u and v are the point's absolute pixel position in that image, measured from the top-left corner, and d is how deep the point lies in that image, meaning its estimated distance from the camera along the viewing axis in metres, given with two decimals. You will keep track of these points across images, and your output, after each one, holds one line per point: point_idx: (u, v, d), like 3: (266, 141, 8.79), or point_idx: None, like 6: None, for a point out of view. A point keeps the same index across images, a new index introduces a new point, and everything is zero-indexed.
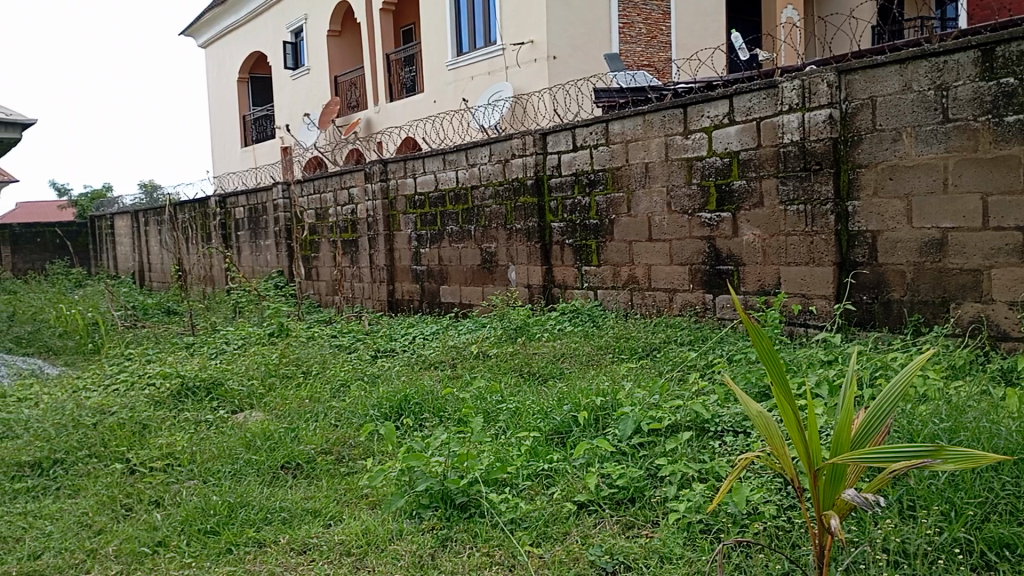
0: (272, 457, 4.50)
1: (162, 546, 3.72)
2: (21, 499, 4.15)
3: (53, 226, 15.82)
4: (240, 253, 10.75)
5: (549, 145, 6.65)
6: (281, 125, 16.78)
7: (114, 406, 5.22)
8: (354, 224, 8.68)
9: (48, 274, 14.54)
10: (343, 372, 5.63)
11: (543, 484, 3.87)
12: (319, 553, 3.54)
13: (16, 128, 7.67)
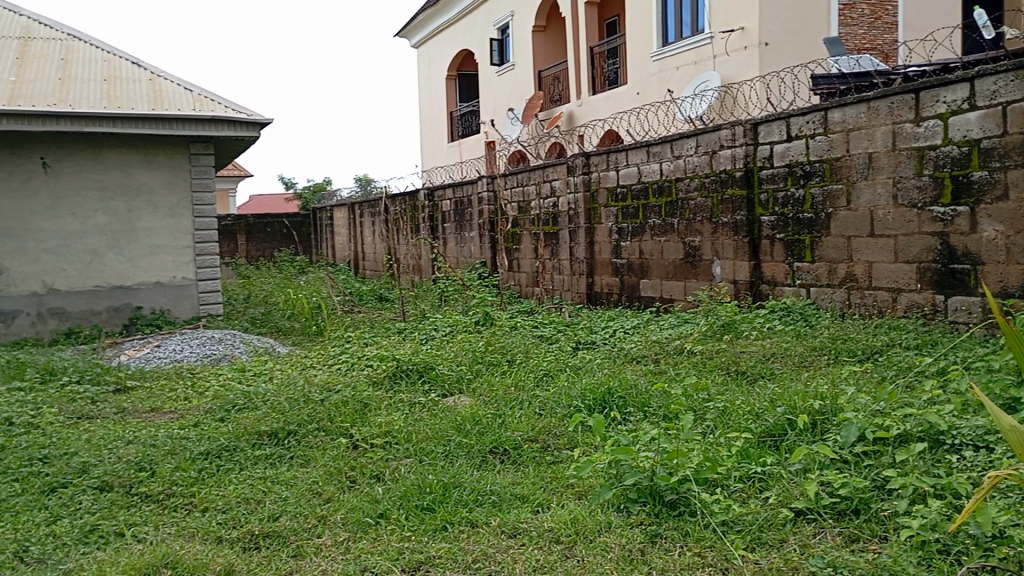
0: (481, 441, 4.65)
1: (383, 518, 3.96)
2: (261, 465, 4.57)
3: (280, 217, 17.32)
4: (445, 243, 11.22)
5: (760, 135, 6.41)
6: (486, 120, 17.36)
7: (339, 384, 5.63)
8: (555, 216, 8.81)
9: (275, 260, 15.94)
10: (547, 362, 5.73)
11: (756, 487, 3.73)
12: (529, 539, 3.62)
13: (255, 127, 8.40)
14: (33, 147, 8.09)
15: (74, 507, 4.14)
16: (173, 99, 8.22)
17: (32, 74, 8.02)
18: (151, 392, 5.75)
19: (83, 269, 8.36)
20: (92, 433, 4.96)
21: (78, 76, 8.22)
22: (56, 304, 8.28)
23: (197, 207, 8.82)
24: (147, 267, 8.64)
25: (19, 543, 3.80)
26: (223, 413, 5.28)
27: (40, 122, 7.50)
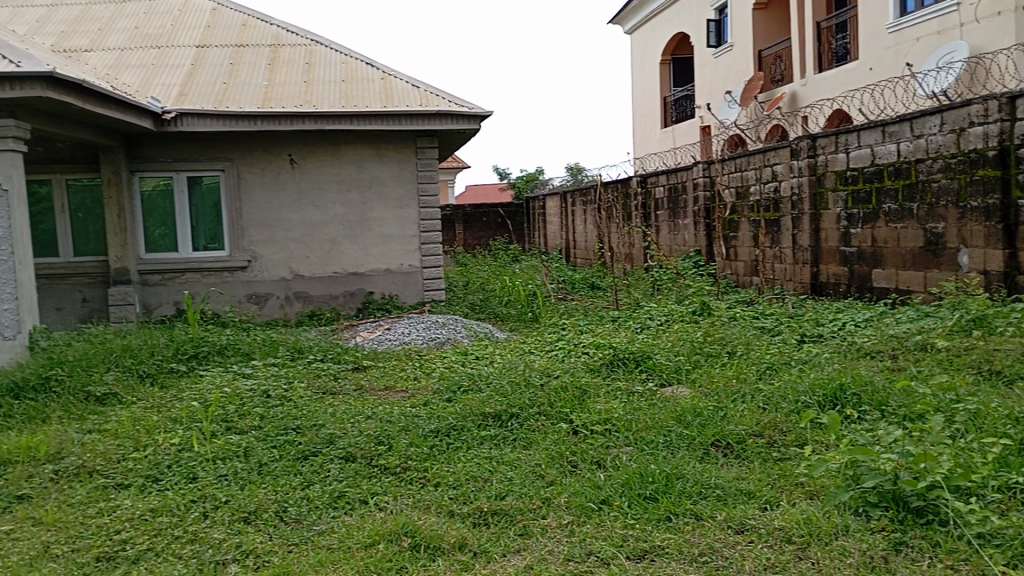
0: (703, 433, 4.55)
1: (606, 504, 3.99)
2: (487, 445, 4.76)
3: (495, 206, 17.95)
4: (659, 231, 11.11)
5: (1019, 110, 5.75)
6: (702, 104, 16.97)
7: (557, 369, 5.75)
8: (776, 203, 8.44)
9: (489, 248, 16.54)
10: (769, 355, 5.52)
11: (1019, 500, 3.37)
12: (758, 536, 3.51)
13: (477, 120, 8.69)
14: (282, 146, 8.91)
15: (324, 474, 4.55)
16: (402, 96, 8.71)
17: (281, 78, 8.82)
18: (385, 372, 6.18)
19: (323, 257, 9.13)
20: (336, 408, 5.41)
21: (320, 78, 8.93)
22: (301, 288, 9.11)
23: (422, 198, 9.29)
24: (378, 255, 9.26)
25: (279, 504, 4.25)
26: (450, 394, 5.56)
27: (287, 122, 8.24)
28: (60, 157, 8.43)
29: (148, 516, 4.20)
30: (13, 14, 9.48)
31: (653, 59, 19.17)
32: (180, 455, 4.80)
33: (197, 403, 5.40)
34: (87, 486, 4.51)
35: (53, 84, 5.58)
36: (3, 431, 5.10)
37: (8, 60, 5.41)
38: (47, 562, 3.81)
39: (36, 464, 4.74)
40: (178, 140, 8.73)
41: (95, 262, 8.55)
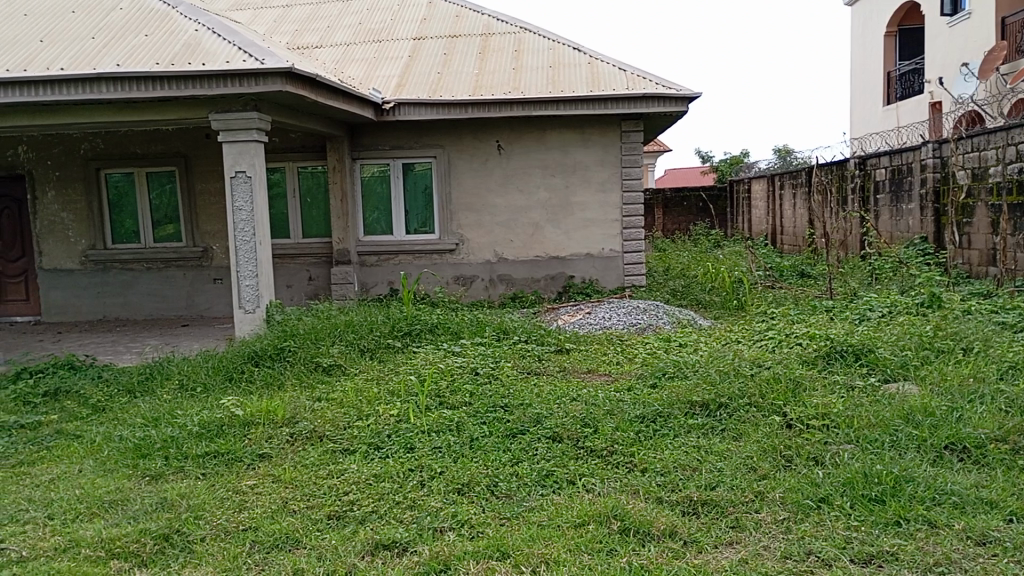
0: (935, 435, 4.20)
1: (825, 502, 3.79)
2: (695, 433, 4.68)
3: (698, 189, 17.56)
4: (878, 217, 10.39)
5: None
6: (933, 79, 15.63)
7: (769, 360, 5.54)
8: (1021, 184, 7.55)
9: (690, 233, 16.21)
10: (1014, 354, 5.01)
11: None
12: (1004, 550, 3.22)
13: (684, 102, 8.48)
14: (491, 132, 9.18)
15: (531, 453, 4.65)
16: (609, 80, 8.69)
17: (492, 66, 9.08)
18: (588, 355, 6.22)
19: (527, 241, 9.35)
20: (542, 388, 5.52)
21: (529, 65, 9.10)
22: (505, 271, 9.40)
23: (626, 182, 9.24)
24: (580, 239, 9.35)
25: (491, 478, 4.40)
26: (655, 379, 5.51)
27: (496, 109, 8.47)
28: (292, 146, 9.17)
29: (372, 481, 4.49)
30: (255, 16, 10.41)
31: (877, 32, 17.91)
32: (398, 426, 5.09)
33: (414, 377, 5.72)
34: (318, 449, 4.90)
35: (290, 79, 6.05)
36: (246, 394, 5.65)
37: (254, 59, 5.94)
38: (286, 516, 4.20)
39: (274, 425, 5.20)
40: (395, 128, 9.22)
41: (320, 244, 9.26)
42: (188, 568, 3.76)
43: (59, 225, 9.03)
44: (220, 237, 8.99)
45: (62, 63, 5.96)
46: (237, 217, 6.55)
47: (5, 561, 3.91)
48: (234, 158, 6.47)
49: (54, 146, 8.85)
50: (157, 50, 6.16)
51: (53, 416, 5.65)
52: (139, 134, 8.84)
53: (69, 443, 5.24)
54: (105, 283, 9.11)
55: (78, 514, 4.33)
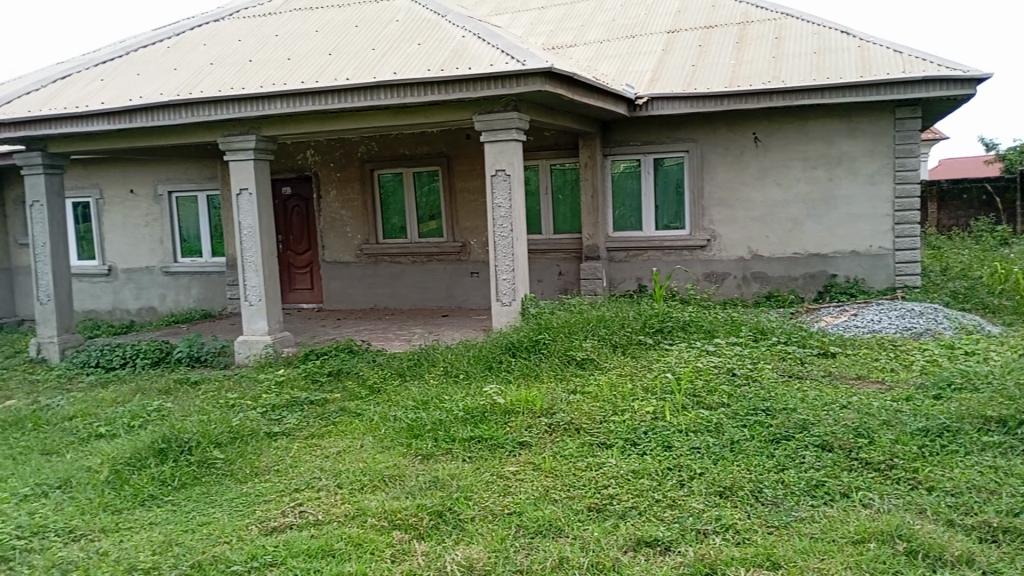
0: None
1: None
2: (991, 453, 4.21)
3: (982, 180, 15.85)
4: None
5: None
6: None
7: None
8: None
9: (970, 229, 14.67)
10: None
11: None
12: None
13: (972, 85, 7.63)
14: (747, 124, 8.88)
15: (798, 460, 4.42)
16: (881, 64, 8.05)
17: (749, 56, 8.76)
18: (856, 360, 5.82)
19: (784, 237, 8.95)
20: (806, 393, 5.24)
21: (790, 52, 8.67)
22: (759, 268, 9.07)
23: (899, 173, 8.53)
24: (844, 235, 8.79)
25: (755, 483, 4.24)
26: (938, 390, 5.02)
27: (754, 99, 8.17)
28: (545, 144, 9.44)
29: (630, 476, 4.50)
30: (513, 19, 10.82)
31: None
32: (655, 423, 5.05)
33: (670, 375, 5.66)
34: (576, 441, 4.99)
35: (551, 78, 6.20)
36: (505, 383, 5.90)
37: (517, 60, 6.17)
38: (549, 504, 4.32)
39: (534, 415, 5.37)
40: (647, 123, 9.18)
41: (570, 239, 9.46)
42: (461, 545, 3.98)
43: (339, 221, 9.97)
44: (477, 232, 9.45)
45: (347, 74, 6.54)
46: (497, 214, 6.84)
47: (306, 522, 4.38)
48: (495, 157, 6.76)
49: (337, 150, 9.80)
50: (428, 57, 6.58)
51: (337, 395, 6.25)
52: (407, 137, 9.52)
53: (352, 420, 5.77)
54: (376, 275, 9.93)
55: (363, 485, 4.75)
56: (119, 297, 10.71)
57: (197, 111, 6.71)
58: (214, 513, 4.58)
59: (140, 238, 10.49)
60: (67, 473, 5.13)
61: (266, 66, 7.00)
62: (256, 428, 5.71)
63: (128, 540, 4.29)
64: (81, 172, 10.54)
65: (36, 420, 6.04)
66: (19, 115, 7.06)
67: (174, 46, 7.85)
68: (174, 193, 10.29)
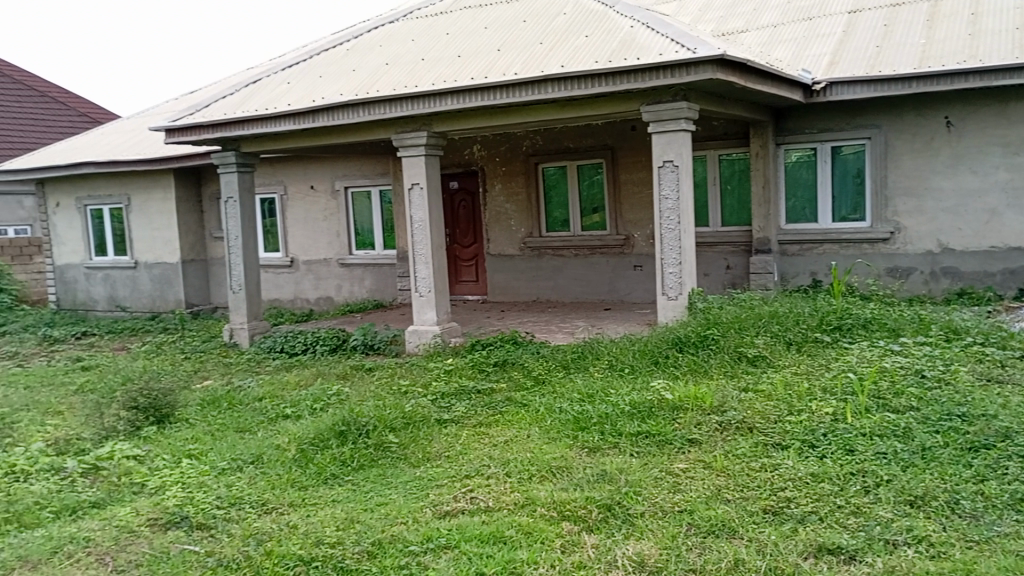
0: None
1: None
2: None
3: None
4: None
5: None
6: None
7: None
8: None
9: None
10: None
11: None
12: None
13: None
14: (938, 108, 8.27)
15: (1001, 472, 4.07)
16: None
17: (941, 34, 8.14)
18: None
19: (979, 229, 8.27)
20: (1009, 399, 4.81)
21: (989, 29, 7.97)
22: (949, 263, 8.43)
23: None
24: None
25: (951, 494, 3.93)
26: None
27: (945, 81, 7.58)
28: (714, 134, 9.18)
29: (809, 480, 4.29)
30: (681, 6, 10.58)
31: None
32: (835, 426, 4.79)
33: (852, 375, 5.35)
34: (749, 441, 4.82)
35: (722, 66, 6.01)
36: (673, 379, 5.79)
37: (688, 48, 6.02)
38: (721, 504, 4.19)
39: (704, 412, 5.24)
40: (823, 109, 8.73)
41: (738, 232, 9.15)
42: (631, 540, 3.94)
43: (504, 215, 10.15)
44: (641, 225, 9.33)
45: (516, 68, 6.62)
46: (664, 206, 6.72)
47: (477, 508, 4.48)
48: (662, 148, 6.64)
49: (502, 144, 9.97)
50: (596, 49, 6.55)
51: (502, 385, 6.37)
52: (572, 130, 9.54)
53: (518, 410, 5.85)
54: (539, 268, 10.03)
55: (531, 475, 4.81)
56: (299, 287, 11.41)
57: (374, 110, 7.01)
58: (390, 494, 4.78)
59: (319, 232, 11.12)
60: (258, 450, 5.51)
61: (438, 64, 7.21)
62: (427, 414, 5.91)
63: (313, 515, 4.56)
64: (268, 170, 11.29)
65: (230, 400, 6.54)
66: (217, 118, 7.65)
67: (352, 49, 8.24)
68: (350, 188, 10.83)
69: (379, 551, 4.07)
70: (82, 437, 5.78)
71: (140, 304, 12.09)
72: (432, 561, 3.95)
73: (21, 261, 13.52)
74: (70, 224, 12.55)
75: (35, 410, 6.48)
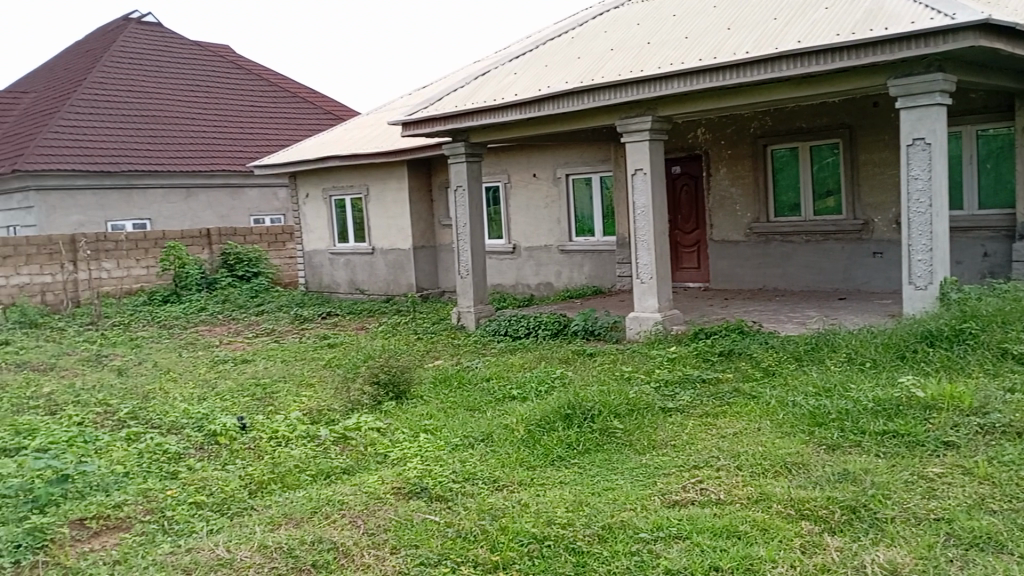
0: None
1: None
2: None
3: None
4: None
5: None
6: None
7: None
8: None
9: None
10: None
11: None
12: None
13: None
14: None
15: None
16: None
17: None
18: None
19: None
20: None
21: None
22: None
23: None
24: None
25: None
26: None
27: None
28: (971, 107, 8.32)
29: None
30: None
31: None
32: None
33: None
34: (1018, 447, 4.33)
35: (987, 32, 5.41)
36: (923, 376, 5.33)
37: (945, 14, 5.48)
38: (986, 515, 3.79)
39: (962, 414, 4.77)
40: None
41: (999, 216, 8.25)
42: (881, 546, 3.67)
43: (729, 199, 9.84)
44: (883, 208, 8.65)
45: (748, 47, 6.35)
46: (913, 187, 6.19)
47: (708, 500, 4.38)
48: (912, 125, 6.11)
49: (729, 127, 9.68)
50: (838, 21, 6.13)
51: (729, 375, 6.17)
52: (805, 109, 9.04)
53: (747, 402, 5.64)
54: (766, 255, 9.62)
55: (764, 470, 4.62)
56: (521, 273, 11.73)
57: (599, 96, 7.01)
58: (617, 480, 4.78)
59: (541, 219, 11.36)
60: (488, 428, 5.72)
61: (665, 47, 7.08)
62: (651, 402, 5.86)
63: (543, 495, 4.66)
64: (493, 160, 11.70)
65: (461, 378, 6.86)
66: (449, 110, 8.01)
67: (577, 37, 8.30)
68: (571, 175, 10.96)
69: (610, 535, 4.08)
70: (332, 408, 6.30)
71: (377, 287, 13.00)
72: (663, 549, 3.90)
73: (276, 247, 14.99)
74: (318, 214, 13.73)
75: (291, 382, 7.15)
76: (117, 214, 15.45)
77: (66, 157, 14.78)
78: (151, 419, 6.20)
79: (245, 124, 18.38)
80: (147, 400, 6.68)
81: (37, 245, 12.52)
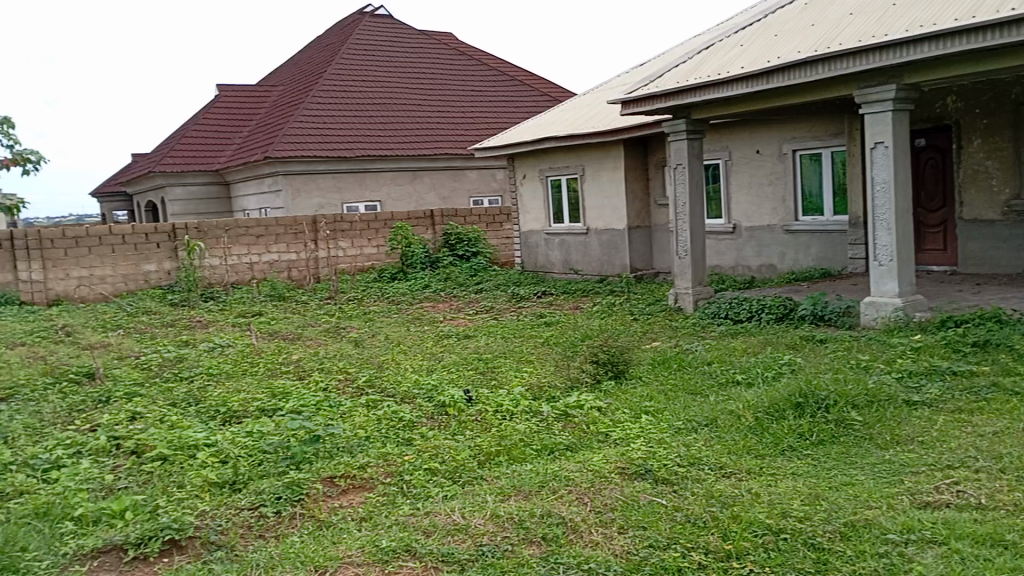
0: None
1: None
2: None
3: None
4: None
5: None
6: None
7: None
8: None
9: None
10: None
11: None
12: None
13: None
14: None
15: None
16: None
17: None
18: None
19: None
20: None
21: None
22: None
23: None
24: None
25: None
26: None
27: None
28: None
29: None
30: None
31: None
32: None
33: None
34: None
35: None
36: None
37: None
38: None
39: None
40: None
41: None
42: None
43: (983, 173, 8.91)
44: None
45: (1015, 2, 5.66)
46: None
47: (967, 504, 3.98)
48: None
49: (985, 93, 8.76)
50: None
51: (986, 368, 5.58)
52: None
53: (1009, 399, 5.07)
54: None
55: None
56: (741, 254, 11.31)
57: (835, 66, 6.55)
58: (857, 475, 4.47)
59: (764, 198, 10.87)
60: (713, 413, 5.56)
61: (912, 8, 6.48)
62: (894, 394, 5.43)
63: (775, 485, 4.45)
64: (714, 137, 11.35)
65: (681, 361, 6.72)
66: (670, 86, 7.83)
67: (810, 3, 7.81)
68: (799, 151, 10.38)
69: (853, 534, 3.82)
70: (553, 385, 6.41)
71: (591, 267, 13.07)
72: (917, 553, 3.59)
73: (493, 228, 15.52)
74: (534, 194, 14.02)
75: (512, 358, 7.36)
76: (352, 196, 16.64)
77: (308, 144, 16.06)
78: (387, 387, 6.63)
79: (465, 109, 19.08)
80: (381, 370, 7.16)
81: (284, 226, 13.77)
